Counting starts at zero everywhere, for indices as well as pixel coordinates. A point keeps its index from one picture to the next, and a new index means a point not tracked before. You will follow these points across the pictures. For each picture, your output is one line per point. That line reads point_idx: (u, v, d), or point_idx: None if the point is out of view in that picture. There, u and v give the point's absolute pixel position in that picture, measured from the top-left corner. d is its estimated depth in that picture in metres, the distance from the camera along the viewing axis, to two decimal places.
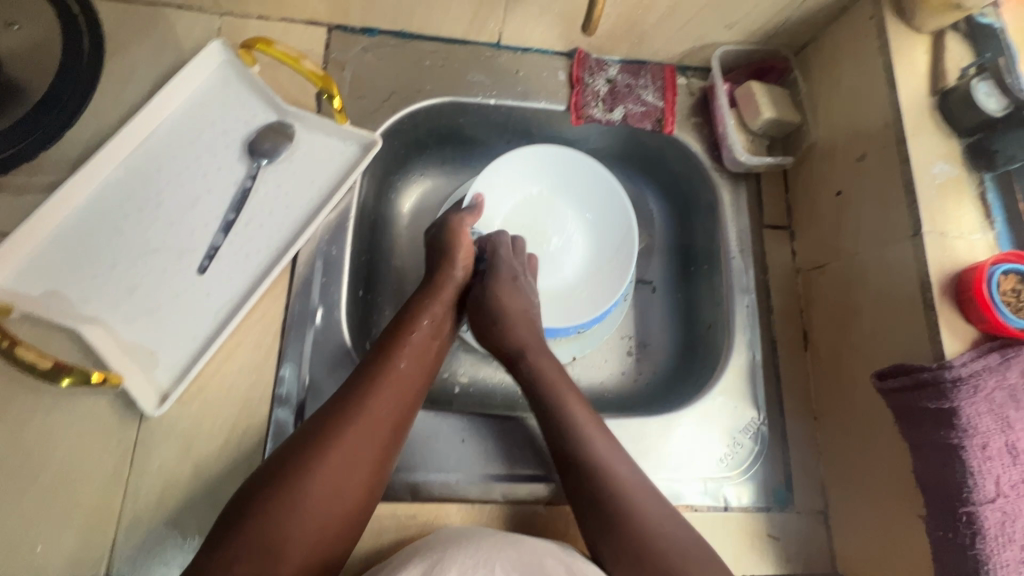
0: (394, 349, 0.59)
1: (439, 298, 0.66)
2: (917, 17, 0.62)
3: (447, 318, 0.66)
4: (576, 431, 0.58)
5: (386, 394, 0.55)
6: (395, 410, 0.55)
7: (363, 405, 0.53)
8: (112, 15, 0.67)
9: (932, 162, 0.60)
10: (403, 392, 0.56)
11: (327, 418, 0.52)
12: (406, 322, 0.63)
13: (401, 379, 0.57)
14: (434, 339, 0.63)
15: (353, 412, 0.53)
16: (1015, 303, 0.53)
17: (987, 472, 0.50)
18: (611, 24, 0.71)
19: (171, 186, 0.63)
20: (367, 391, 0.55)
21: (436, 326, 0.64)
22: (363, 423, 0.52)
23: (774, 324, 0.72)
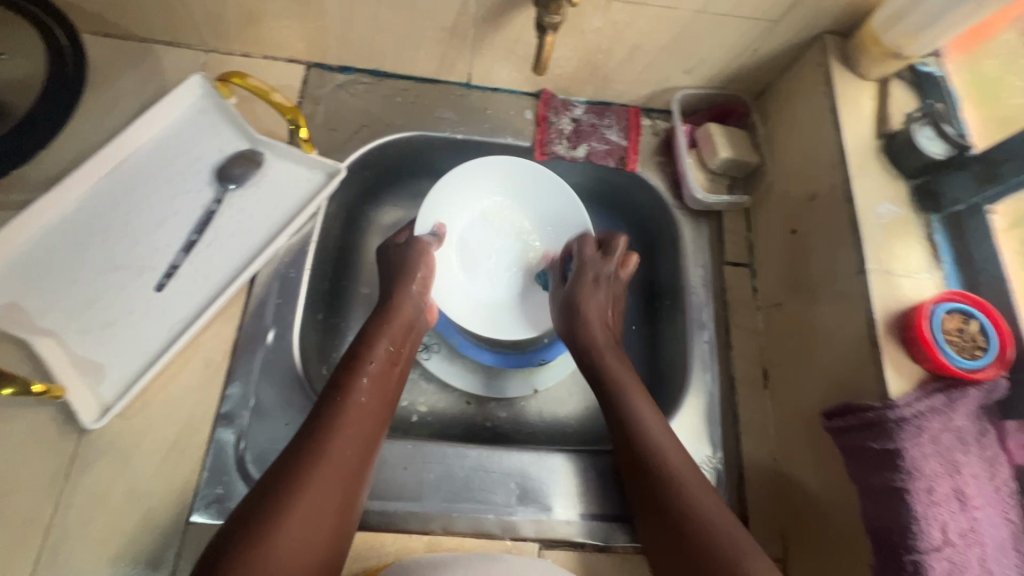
0: (352, 378, 0.57)
1: (396, 323, 0.63)
2: (861, 64, 0.65)
3: (405, 344, 0.64)
4: (628, 406, 0.59)
5: (348, 429, 0.53)
6: (358, 443, 0.53)
7: (328, 446, 0.51)
8: (103, 50, 0.72)
9: (878, 202, 0.60)
10: (364, 427, 0.54)
11: (290, 462, 0.49)
12: (363, 351, 0.60)
13: (363, 411, 0.55)
14: (393, 366, 0.61)
15: (313, 452, 0.50)
16: (960, 343, 0.52)
17: (933, 518, 0.47)
18: (574, 67, 0.74)
19: (139, 207, 0.66)
20: (327, 427, 0.52)
21: (395, 351, 0.62)
22: (328, 462, 0.50)
23: (733, 362, 0.71)
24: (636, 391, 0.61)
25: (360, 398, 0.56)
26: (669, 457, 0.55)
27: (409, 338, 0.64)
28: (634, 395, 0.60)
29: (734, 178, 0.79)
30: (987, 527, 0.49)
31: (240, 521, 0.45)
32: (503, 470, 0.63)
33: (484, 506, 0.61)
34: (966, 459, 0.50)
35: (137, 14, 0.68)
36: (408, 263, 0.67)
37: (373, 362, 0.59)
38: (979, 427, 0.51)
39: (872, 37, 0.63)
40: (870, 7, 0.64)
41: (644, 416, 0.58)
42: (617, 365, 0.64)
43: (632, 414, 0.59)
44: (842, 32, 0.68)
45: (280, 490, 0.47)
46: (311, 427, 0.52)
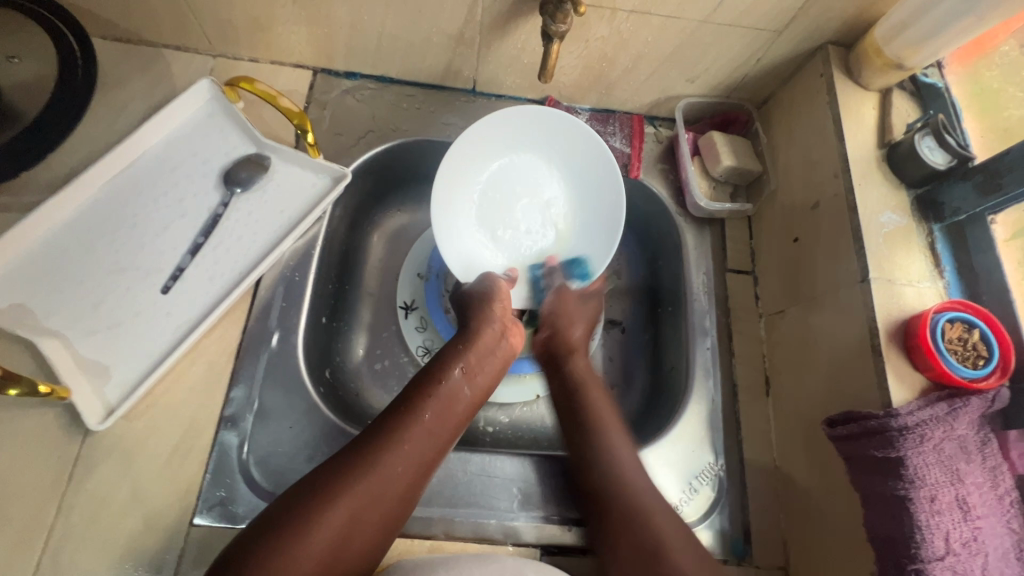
0: (421, 400, 0.56)
1: (473, 345, 0.63)
2: (863, 74, 0.66)
3: (485, 365, 0.63)
4: (599, 430, 0.62)
5: (406, 449, 0.53)
6: (413, 466, 0.53)
7: (378, 461, 0.51)
8: (113, 54, 0.72)
9: (881, 211, 0.61)
10: (429, 447, 0.54)
11: (338, 470, 0.50)
12: (438, 371, 0.60)
13: (426, 433, 0.54)
14: (466, 390, 0.60)
15: (368, 468, 0.50)
16: (961, 352, 0.53)
17: (936, 527, 0.48)
18: (578, 76, 0.75)
19: (147, 210, 0.67)
20: (387, 444, 0.52)
21: (472, 375, 0.61)
22: (376, 478, 0.50)
23: (735, 369, 0.71)
24: (600, 397, 0.65)
25: (429, 422, 0.55)
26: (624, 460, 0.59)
27: (491, 363, 0.63)
28: (597, 399, 0.65)
29: (737, 186, 0.79)
30: (990, 537, 0.49)
31: (263, 519, 0.47)
32: (505, 476, 0.63)
33: (485, 511, 0.61)
34: (969, 468, 0.50)
35: (147, 19, 0.69)
36: (485, 294, 0.66)
37: (444, 385, 0.58)
38: (981, 436, 0.51)
39: (874, 48, 0.63)
40: (873, 18, 0.65)
41: (607, 424, 0.62)
42: (582, 367, 0.68)
43: (593, 418, 0.63)
44: (844, 43, 0.69)
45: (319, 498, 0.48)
46: (371, 441, 0.52)
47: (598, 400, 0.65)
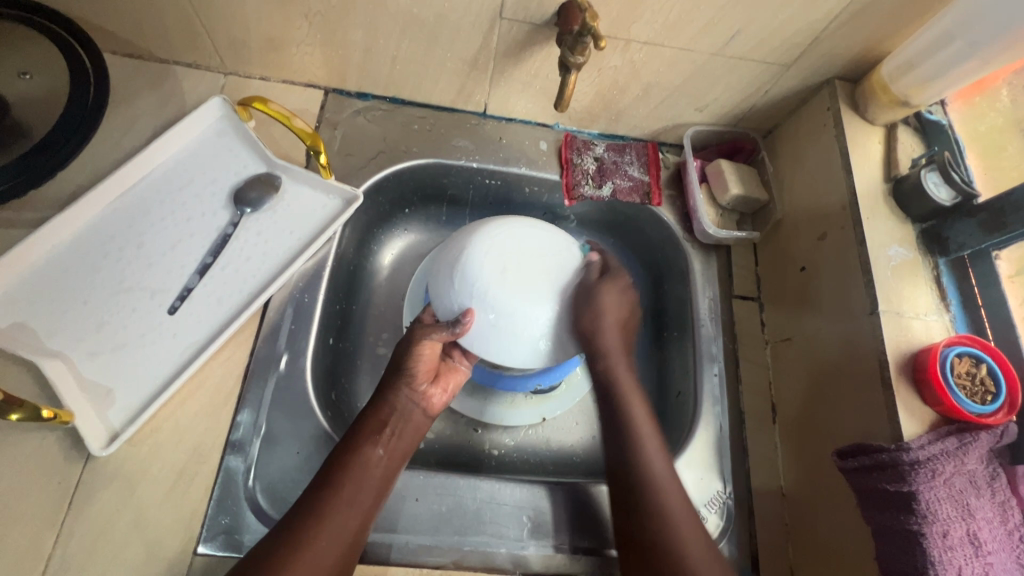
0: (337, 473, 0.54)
1: (383, 416, 0.58)
2: (869, 110, 0.68)
3: (400, 424, 0.59)
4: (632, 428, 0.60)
5: (330, 527, 0.51)
6: (339, 545, 0.51)
7: (305, 545, 0.50)
8: (122, 70, 0.72)
9: (888, 245, 0.62)
10: (363, 487, 0.54)
11: (264, 564, 0.48)
12: (349, 447, 0.56)
13: (345, 512, 0.52)
14: (382, 459, 0.57)
15: (289, 557, 0.49)
16: (969, 387, 0.54)
17: (948, 563, 0.48)
18: (589, 102, 0.76)
19: (154, 229, 0.66)
20: (308, 528, 0.51)
21: (390, 442, 0.58)
22: (303, 570, 0.49)
23: (743, 396, 0.71)
24: (636, 402, 0.62)
25: (347, 497, 0.53)
26: (685, 531, 0.55)
27: (408, 429, 0.59)
28: (634, 408, 0.62)
29: (742, 214, 0.80)
30: (1001, 572, 0.49)
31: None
32: (512, 503, 0.63)
33: (496, 539, 0.61)
34: (978, 503, 0.51)
35: (160, 37, 0.68)
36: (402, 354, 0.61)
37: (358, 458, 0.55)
38: (990, 470, 0.52)
39: (881, 85, 0.65)
40: (879, 56, 0.66)
41: (641, 426, 0.60)
42: (625, 378, 0.63)
43: (633, 432, 0.60)
44: (851, 78, 0.70)
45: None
46: (298, 528, 0.51)
47: (631, 390, 0.63)
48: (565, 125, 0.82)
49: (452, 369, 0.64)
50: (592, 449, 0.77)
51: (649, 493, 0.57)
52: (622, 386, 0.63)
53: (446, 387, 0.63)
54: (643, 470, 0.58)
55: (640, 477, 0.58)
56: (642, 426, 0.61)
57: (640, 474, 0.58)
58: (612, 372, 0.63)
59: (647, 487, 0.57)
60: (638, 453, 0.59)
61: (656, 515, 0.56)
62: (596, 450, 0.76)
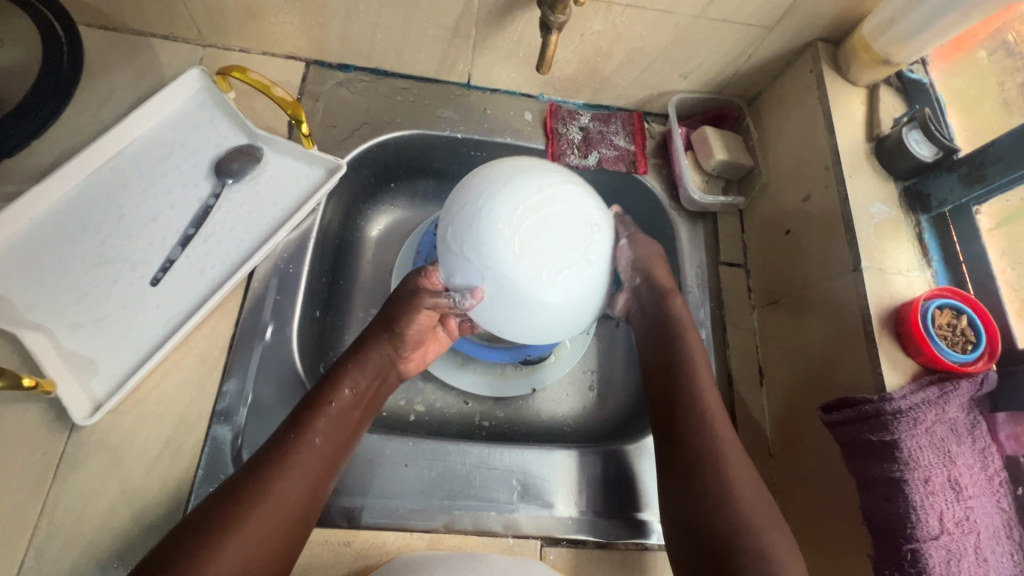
0: (310, 420, 0.53)
1: (364, 368, 0.59)
2: (852, 71, 0.68)
3: (377, 383, 0.60)
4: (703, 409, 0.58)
5: (295, 476, 0.50)
6: (303, 495, 0.50)
7: (271, 486, 0.49)
8: (98, 42, 0.70)
9: (870, 203, 0.62)
10: (333, 436, 0.54)
11: (217, 512, 0.46)
12: (322, 394, 0.56)
13: (312, 461, 0.52)
14: (354, 412, 0.57)
15: (249, 505, 0.47)
16: (950, 337, 0.54)
17: (930, 507, 0.49)
18: (573, 69, 0.75)
19: (134, 201, 0.65)
20: (272, 474, 0.49)
21: (361, 397, 0.58)
22: (264, 514, 0.47)
23: (730, 359, 0.72)
24: (709, 389, 0.60)
25: (317, 448, 0.52)
26: (730, 474, 0.54)
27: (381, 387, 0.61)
28: (708, 398, 0.60)
29: (729, 180, 0.80)
30: (982, 515, 0.50)
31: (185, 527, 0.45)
32: (503, 467, 0.63)
33: (486, 504, 0.61)
34: (960, 449, 0.51)
35: (134, 6, 0.67)
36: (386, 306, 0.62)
37: (332, 406, 0.55)
38: (971, 419, 0.53)
39: (863, 44, 0.65)
40: (860, 15, 0.66)
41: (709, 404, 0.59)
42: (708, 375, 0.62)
43: (689, 376, 0.61)
44: (833, 40, 0.70)
45: (207, 536, 0.45)
46: (257, 474, 0.49)
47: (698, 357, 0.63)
48: (550, 95, 0.81)
49: (434, 338, 0.65)
50: (582, 417, 0.77)
51: (711, 467, 0.55)
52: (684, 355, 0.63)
53: (423, 355, 0.65)
54: (707, 442, 0.56)
55: (703, 420, 0.58)
56: (714, 410, 0.59)
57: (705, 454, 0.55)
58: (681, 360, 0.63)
59: (704, 461, 0.55)
60: (712, 442, 0.56)
61: (725, 491, 0.53)
62: (586, 419, 0.77)
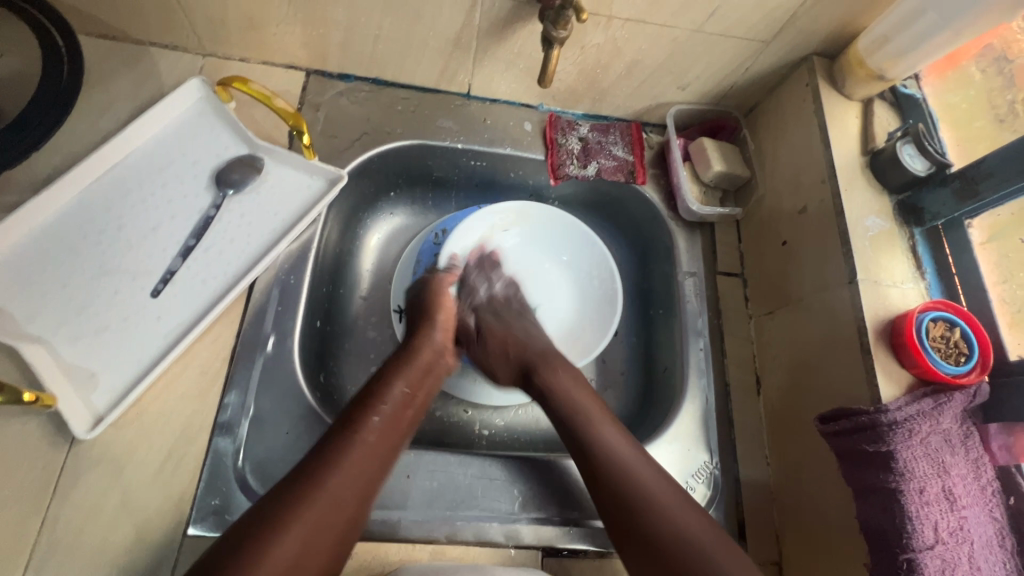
0: (367, 412, 0.55)
1: (414, 364, 0.61)
2: (847, 85, 0.69)
3: (424, 384, 0.61)
4: (586, 424, 0.59)
5: (349, 469, 0.50)
6: (359, 490, 0.50)
7: (326, 482, 0.49)
8: (97, 52, 0.70)
9: (866, 216, 0.63)
10: (393, 430, 0.55)
11: (274, 507, 0.46)
12: (377, 390, 0.57)
13: (368, 454, 0.52)
14: (409, 408, 0.58)
15: (305, 500, 0.47)
16: (943, 349, 0.56)
17: (925, 517, 0.50)
18: (573, 81, 0.76)
19: (134, 212, 0.65)
20: (326, 466, 0.49)
21: (414, 392, 0.59)
22: (319, 510, 0.47)
23: (728, 369, 0.72)
24: (612, 433, 0.58)
25: (373, 442, 0.53)
26: (659, 494, 0.53)
27: (428, 381, 0.62)
28: (622, 445, 0.57)
29: (725, 191, 0.81)
30: (974, 525, 0.51)
31: (245, 522, 0.45)
32: (503, 478, 0.63)
33: (487, 514, 0.61)
34: (953, 460, 0.52)
35: (134, 16, 0.67)
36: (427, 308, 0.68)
37: (386, 401, 0.56)
38: (964, 429, 0.54)
39: (858, 59, 0.66)
40: (855, 31, 0.68)
41: (597, 418, 0.60)
42: (569, 387, 0.63)
43: (581, 407, 0.61)
44: (828, 54, 0.71)
45: (268, 526, 0.45)
46: (313, 467, 0.49)
47: (588, 397, 0.62)
48: (549, 106, 0.82)
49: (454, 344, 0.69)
50: None
51: (631, 500, 0.53)
52: (573, 397, 0.62)
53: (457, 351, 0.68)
54: (606, 454, 0.56)
55: (600, 456, 0.56)
56: (601, 430, 0.58)
57: (616, 481, 0.54)
58: (566, 401, 0.62)
59: (619, 479, 0.54)
60: (607, 454, 0.56)
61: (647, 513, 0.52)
62: None
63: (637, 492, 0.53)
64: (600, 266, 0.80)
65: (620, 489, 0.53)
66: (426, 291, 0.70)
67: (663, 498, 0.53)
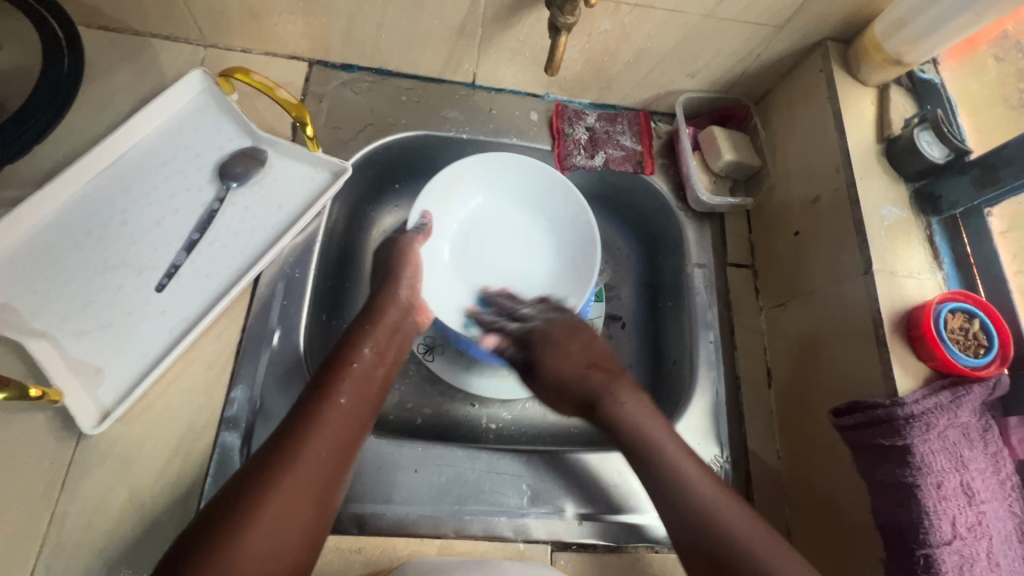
0: (333, 380, 0.54)
1: (380, 325, 0.61)
2: (862, 71, 0.67)
3: (392, 344, 0.61)
4: (667, 458, 0.56)
5: (323, 434, 0.50)
6: (335, 454, 0.50)
7: (301, 449, 0.49)
8: (98, 43, 0.69)
9: (881, 205, 0.62)
10: (360, 392, 0.55)
11: (250, 478, 0.46)
12: (344, 354, 0.57)
13: (339, 419, 0.52)
14: (377, 369, 0.58)
15: (279, 469, 0.47)
16: (963, 341, 0.54)
17: (943, 512, 0.49)
18: (580, 69, 0.75)
19: (137, 205, 0.64)
20: (297, 434, 0.49)
21: (381, 354, 0.59)
22: (296, 479, 0.47)
23: (738, 362, 0.71)
24: (682, 459, 0.56)
25: (343, 407, 0.53)
26: (709, 500, 0.53)
27: (397, 342, 0.61)
28: (681, 463, 0.56)
29: (736, 181, 0.80)
30: (993, 520, 0.50)
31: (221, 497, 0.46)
32: (511, 473, 0.63)
33: (496, 509, 0.61)
34: (972, 454, 0.51)
35: (134, 7, 0.66)
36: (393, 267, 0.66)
37: (352, 364, 0.56)
38: (983, 423, 0.53)
39: (874, 43, 0.64)
40: (871, 14, 0.66)
41: (654, 431, 0.58)
42: (635, 413, 0.60)
43: (645, 431, 0.58)
44: (842, 39, 0.70)
45: (246, 497, 0.45)
46: (283, 436, 0.49)
47: (642, 416, 0.60)
48: (555, 95, 0.81)
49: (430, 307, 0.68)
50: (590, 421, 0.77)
51: (717, 539, 0.51)
52: (633, 420, 0.59)
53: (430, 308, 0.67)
54: (682, 486, 0.54)
55: (668, 476, 0.55)
56: (669, 451, 0.57)
57: (680, 497, 0.54)
58: (629, 420, 0.59)
59: (699, 515, 0.52)
60: (677, 472, 0.55)
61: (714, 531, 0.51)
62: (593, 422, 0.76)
63: (705, 507, 0.53)
64: (583, 238, 0.75)
65: (703, 524, 0.52)
66: (393, 246, 0.68)
67: (729, 513, 0.52)
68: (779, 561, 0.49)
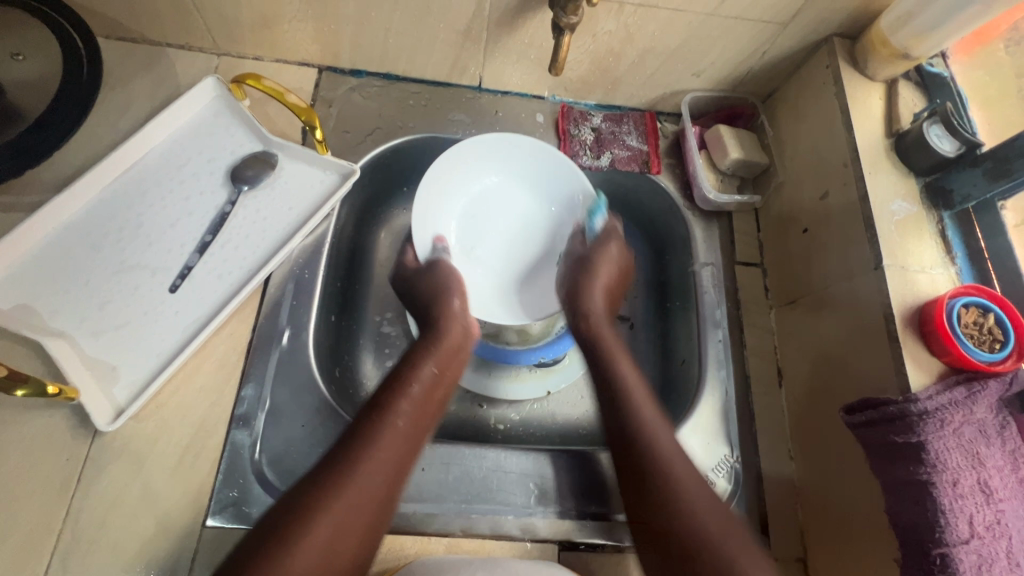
0: (392, 400, 0.55)
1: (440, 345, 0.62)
2: (869, 66, 0.67)
3: (453, 364, 0.62)
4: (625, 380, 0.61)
5: (379, 453, 0.51)
6: (388, 475, 0.50)
7: (355, 469, 0.49)
8: (116, 54, 0.72)
9: (891, 200, 0.61)
10: (421, 415, 0.56)
11: (306, 494, 0.47)
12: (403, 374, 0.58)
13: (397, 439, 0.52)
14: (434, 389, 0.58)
15: (335, 488, 0.47)
16: (976, 336, 0.53)
17: (959, 511, 0.48)
18: (585, 70, 0.75)
19: (153, 209, 0.66)
20: (355, 453, 0.50)
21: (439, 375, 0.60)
22: (350, 499, 0.47)
23: (748, 361, 0.70)
24: (625, 366, 0.62)
25: (400, 429, 0.53)
26: (649, 421, 0.57)
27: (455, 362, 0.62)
28: (624, 371, 0.62)
29: (743, 179, 0.80)
30: (1013, 519, 0.49)
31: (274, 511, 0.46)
32: (519, 471, 0.63)
33: (503, 507, 0.61)
34: (989, 452, 0.50)
35: (150, 18, 0.68)
36: (440, 288, 0.66)
37: (413, 385, 0.57)
38: (1000, 420, 0.52)
39: (880, 38, 0.64)
40: (878, 10, 0.65)
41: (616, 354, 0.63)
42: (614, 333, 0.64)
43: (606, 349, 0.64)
44: (849, 34, 0.69)
45: (299, 511, 0.45)
46: (342, 453, 0.50)
47: (612, 337, 0.65)
48: (561, 97, 0.81)
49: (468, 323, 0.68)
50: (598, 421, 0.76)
51: (638, 452, 0.56)
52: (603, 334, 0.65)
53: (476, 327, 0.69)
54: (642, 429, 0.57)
55: (643, 440, 0.56)
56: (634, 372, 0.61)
57: (634, 427, 0.57)
58: (589, 306, 0.67)
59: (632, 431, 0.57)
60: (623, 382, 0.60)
61: (641, 446, 0.56)
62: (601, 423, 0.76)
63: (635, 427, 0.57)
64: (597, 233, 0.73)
65: (646, 452, 0.55)
66: (439, 271, 0.67)
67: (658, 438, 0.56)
68: (693, 488, 0.52)
